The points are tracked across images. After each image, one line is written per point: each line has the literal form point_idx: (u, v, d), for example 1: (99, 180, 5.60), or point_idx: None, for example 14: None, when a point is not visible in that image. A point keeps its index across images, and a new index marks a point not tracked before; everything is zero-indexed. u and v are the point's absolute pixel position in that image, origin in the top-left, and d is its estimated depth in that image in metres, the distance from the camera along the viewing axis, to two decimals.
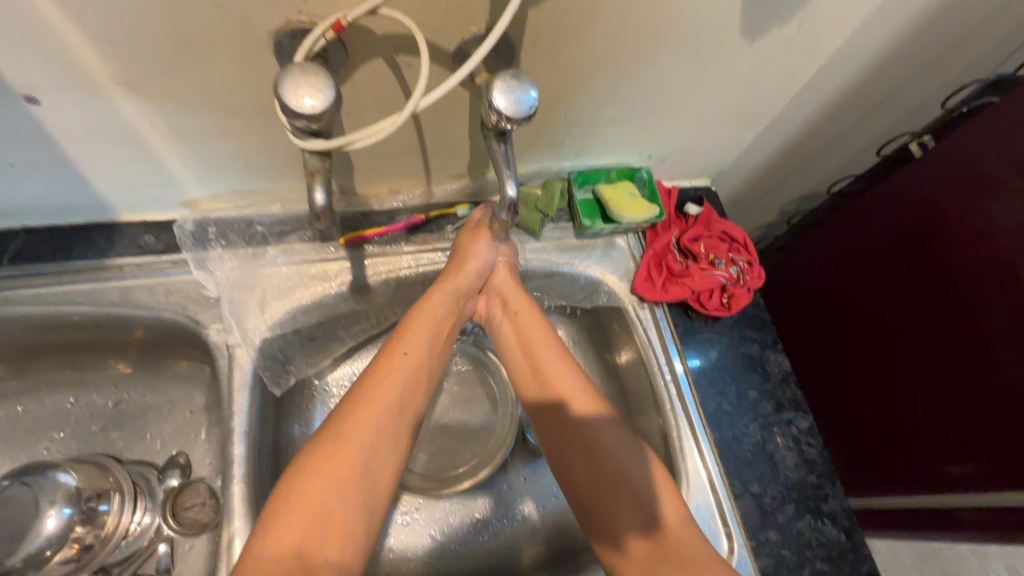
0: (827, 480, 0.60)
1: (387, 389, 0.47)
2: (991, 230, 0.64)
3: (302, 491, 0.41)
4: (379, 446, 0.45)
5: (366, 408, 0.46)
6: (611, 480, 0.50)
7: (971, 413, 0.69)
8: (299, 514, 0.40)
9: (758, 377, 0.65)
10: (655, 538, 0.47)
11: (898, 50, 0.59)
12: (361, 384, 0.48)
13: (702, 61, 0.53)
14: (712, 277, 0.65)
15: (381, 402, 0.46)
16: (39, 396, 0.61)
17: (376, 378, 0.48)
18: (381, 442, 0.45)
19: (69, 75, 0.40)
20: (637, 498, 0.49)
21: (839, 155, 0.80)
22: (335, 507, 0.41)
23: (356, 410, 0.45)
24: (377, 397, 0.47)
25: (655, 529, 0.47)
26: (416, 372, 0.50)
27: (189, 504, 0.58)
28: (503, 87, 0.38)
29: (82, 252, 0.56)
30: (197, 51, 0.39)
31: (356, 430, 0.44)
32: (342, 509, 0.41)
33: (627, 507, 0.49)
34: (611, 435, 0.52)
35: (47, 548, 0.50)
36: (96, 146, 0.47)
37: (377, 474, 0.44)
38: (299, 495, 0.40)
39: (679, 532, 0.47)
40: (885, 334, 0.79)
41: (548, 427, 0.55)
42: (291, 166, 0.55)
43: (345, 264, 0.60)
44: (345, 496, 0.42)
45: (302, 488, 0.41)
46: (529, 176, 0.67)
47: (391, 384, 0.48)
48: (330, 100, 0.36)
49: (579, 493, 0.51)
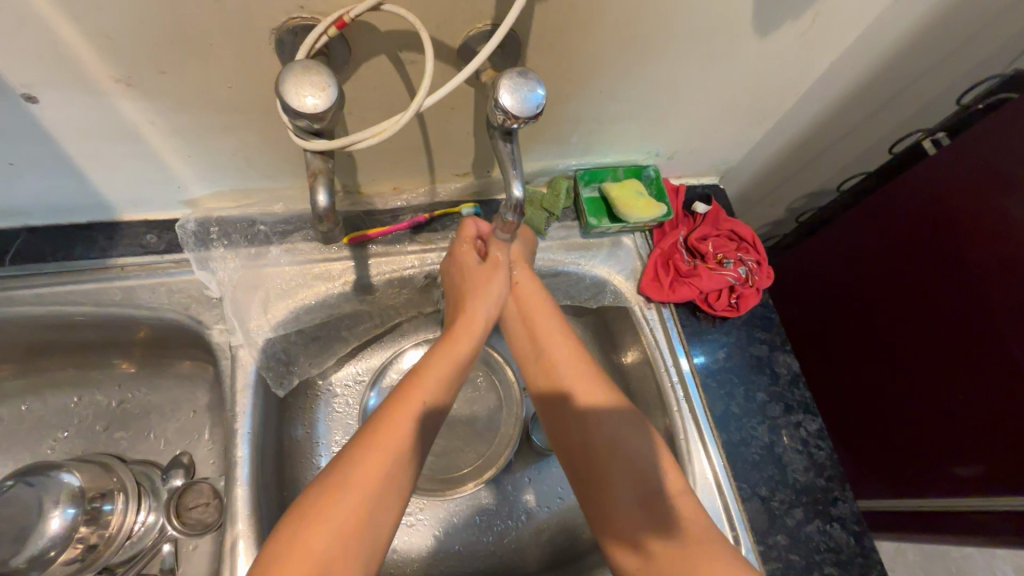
0: (837, 483, 0.59)
1: (402, 419, 0.45)
2: (1006, 230, 0.63)
3: (310, 524, 0.38)
4: (393, 480, 0.42)
5: (378, 436, 0.43)
6: (621, 468, 0.49)
7: (985, 415, 0.68)
8: (305, 550, 0.37)
9: (766, 378, 0.64)
10: (668, 534, 0.46)
11: (912, 45, 0.58)
12: (378, 415, 0.45)
13: (712, 56, 0.52)
14: (720, 277, 0.64)
15: (398, 436, 0.44)
16: (42, 396, 0.61)
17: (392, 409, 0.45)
18: (395, 472, 0.42)
19: (67, 73, 0.39)
20: (645, 498, 0.48)
21: (850, 152, 0.78)
22: (343, 539, 0.39)
23: (369, 443, 0.43)
24: (395, 431, 0.44)
25: (668, 528, 0.46)
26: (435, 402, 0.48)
27: (192, 505, 0.57)
28: (509, 85, 0.37)
29: (83, 251, 0.56)
30: (197, 47, 0.39)
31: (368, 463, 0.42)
32: (350, 540, 0.39)
33: (635, 511, 0.48)
34: (624, 438, 0.51)
35: (51, 549, 0.50)
36: (97, 145, 0.46)
37: (385, 506, 0.41)
38: (306, 531, 0.38)
39: (688, 510, 0.47)
40: (895, 333, 0.78)
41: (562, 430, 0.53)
42: (293, 165, 0.54)
43: (349, 263, 0.60)
44: (353, 529, 0.39)
45: (311, 520, 0.39)
46: (535, 174, 0.66)
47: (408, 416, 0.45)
48: (331, 99, 0.35)
49: (588, 487, 0.50)
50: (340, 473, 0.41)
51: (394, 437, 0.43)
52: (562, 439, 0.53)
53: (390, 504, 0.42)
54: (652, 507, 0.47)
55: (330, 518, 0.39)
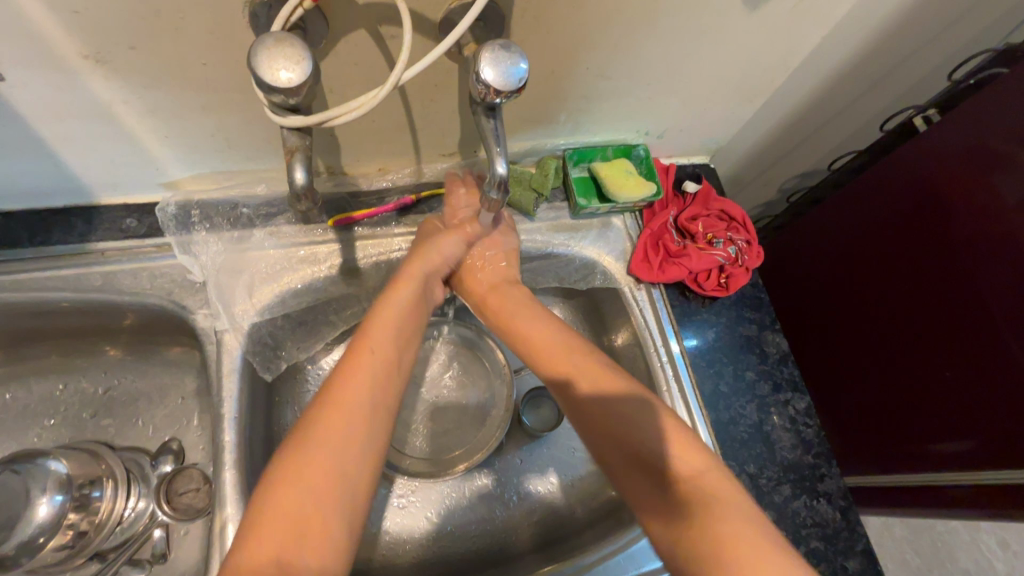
0: (824, 459, 0.60)
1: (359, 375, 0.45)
2: (995, 207, 0.63)
3: (287, 470, 0.39)
4: (358, 430, 0.43)
5: (342, 375, 0.45)
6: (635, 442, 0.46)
7: (972, 393, 0.69)
8: (277, 509, 0.38)
9: (755, 357, 0.64)
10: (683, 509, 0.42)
11: (904, 19, 0.57)
12: (338, 371, 0.46)
13: (699, 30, 0.51)
14: (710, 257, 0.63)
15: (358, 396, 0.44)
16: (27, 384, 0.60)
17: (344, 363, 0.46)
18: (357, 421, 0.43)
19: (34, 51, 0.38)
20: (651, 470, 0.45)
21: (842, 131, 0.78)
22: (326, 483, 0.39)
23: (327, 408, 0.43)
24: (350, 380, 0.44)
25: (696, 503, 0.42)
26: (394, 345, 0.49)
27: (182, 490, 0.57)
28: (490, 58, 0.36)
29: (62, 237, 0.55)
30: (164, 21, 0.37)
31: (330, 424, 0.42)
32: (324, 502, 0.39)
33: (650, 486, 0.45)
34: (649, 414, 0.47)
35: (40, 535, 0.49)
36: (67, 126, 0.45)
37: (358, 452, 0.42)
38: (277, 494, 0.38)
39: (708, 481, 0.43)
40: (881, 315, 0.78)
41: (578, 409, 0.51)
42: (274, 145, 0.53)
43: (335, 246, 0.59)
44: (327, 487, 0.39)
45: (282, 475, 0.39)
46: (522, 154, 0.66)
47: (364, 365, 0.46)
48: (307, 73, 0.34)
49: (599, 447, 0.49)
50: (313, 428, 0.41)
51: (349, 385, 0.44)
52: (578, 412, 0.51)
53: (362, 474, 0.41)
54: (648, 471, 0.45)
55: (307, 469, 0.39)
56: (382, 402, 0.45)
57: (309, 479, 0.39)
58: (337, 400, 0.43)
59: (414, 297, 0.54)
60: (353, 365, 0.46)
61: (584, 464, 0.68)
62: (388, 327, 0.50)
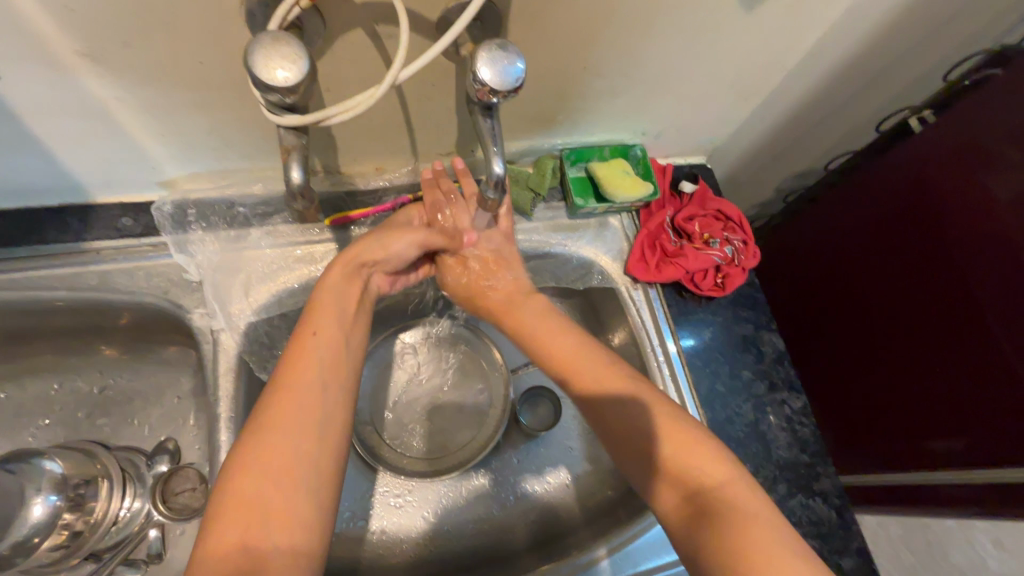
0: (820, 458, 0.60)
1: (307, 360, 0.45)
2: (989, 207, 0.63)
3: (244, 463, 0.39)
4: (310, 415, 0.42)
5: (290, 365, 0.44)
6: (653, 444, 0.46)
7: (967, 392, 0.69)
8: (242, 500, 0.37)
9: (751, 357, 0.64)
10: (698, 515, 0.42)
11: (899, 21, 0.57)
12: (288, 357, 0.45)
13: (696, 31, 0.51)
14: (706, 257, 0.64)
15: (307, 380, 0.43)
16: (22, 383, 0.60)
17: (291, 354, 0.45)
18: (309, 406, 0.42)
19: (28, 49, 0.37)
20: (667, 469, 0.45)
21: (837, 132, 0.78)
22: (285, 471, 0.39)
23: (278, 397, 0.42)
24: (299, 370, 0.44)
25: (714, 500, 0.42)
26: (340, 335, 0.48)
27: (178, 490, 0.57)
28: (487, 57, 0.36)
29: (57, 236, 0.54)
30: (159, 19, 0.37)
31: (281, 410, 0.41)
32: (286, 489, 0.39)
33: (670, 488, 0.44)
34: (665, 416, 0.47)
35: (34, 535, 0.50)
36: (62, 125, 0.45)
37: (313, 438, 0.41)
38: (237, 484, 0.38)
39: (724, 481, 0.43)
40: (876, 315, 0.79)
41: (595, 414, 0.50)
42: (270, 145, 0.53)
43: (331, 245, 0.59)
44: (286, 475, 0.39)
45: (241, 466, 0.39)
46: (520, 154, 0.66)
47: (309, 353, 0.45)
48: (303, 72, 0.34)
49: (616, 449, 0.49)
50: (268, 419, 0.41)
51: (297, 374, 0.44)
52: (598, 418, 0.50)
53: (321, 462, 0.41)
54: (661, 476, 0.45)
55: (263, 459, 0.39)
56: (332, 385, 0.45)
57: (268, 468, 0.39)
58: (288, 386, 0.43)
59: (353, 275, 0.52)
60: (299, 355, 0.45)
61: (581, 463, 0.68)
62: (330, 309, 0.48)
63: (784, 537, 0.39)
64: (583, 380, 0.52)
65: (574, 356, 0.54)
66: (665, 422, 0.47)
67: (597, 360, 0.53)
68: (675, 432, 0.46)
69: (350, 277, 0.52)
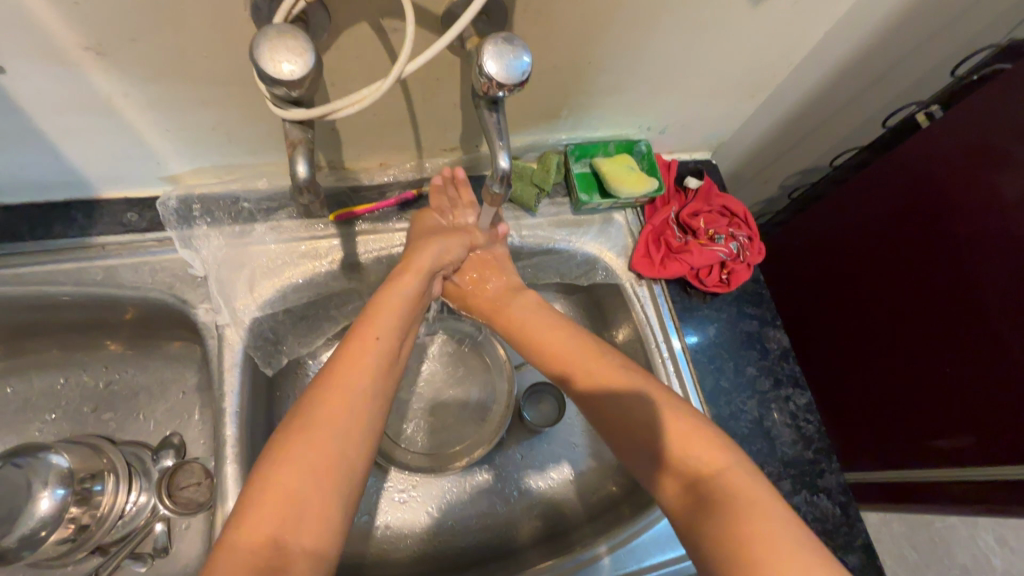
0: (825, 455, 0.60)
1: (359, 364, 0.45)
2: (997, 204, 0.63)
3: (285, 455, 0.39)
4: (357, 417, 0.42)
5: (349, 362, 0.45)
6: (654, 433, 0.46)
7: (973, 389, 0.68)
8: (280, 491, 0.37)
9: (756, 353, 0.64)
10: (700, 506, 0.41)
11: (907, 15, 0.56)
12: (338, 359, 0.45)
13: (702, 25, 0.50)
14: (711, 253, 0.63)
15: (359, 385, 0.44)
16: (28, 378, 0.60)
17: (350, 352, 0.46)
18: (358, 410, 0.43)
19: (35, 43, 0.37)
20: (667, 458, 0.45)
21: (844, 128, 0.78)
22: (325, 468, 0.39)
23: (328, 393, 0.42)
24: (356, 370, 0.44)
25: (711, 489, 0.41)
26: (393, 341, 0.48)
27: (182, 484, 0.58)
28: (493, 51, 0.36)
29: (62, 231, 0.54)
30: (165, 13, 0.37)
31: (328, 411, 0.41)
32: (321, 485, 0.39)
33: (670, 477, 0.44)
34: (664, 406, 0.47)
35: (42, 529, 0.50)
36: (68, 119, 0.45)
37: (354, 441, 0.41)
38: (273, 477, 0.38)
39: (721, 469, 0.42)
40: (882, 311, 0.78)
41: (595, 408, 0.50)
42: (275, 139, 0.53)
43: (336, 241, 0.59)
44: (321, 472, 0.39)
45: (279, 459, 0.39)
46: (524, 149, 0.65)
47: (369, 355, 0.46)
48: (309, 65, 0.34)
49: (616, 440, 0.48)
50: (314, 414, 0.41)
51: (353, 374, 0.44)
52: (599, 415, 0.50)
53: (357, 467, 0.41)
54: (661, 466, 0.45)
55: (302, 456, 0.39)
56: (379, 393, 0.45)
57: (308, 462, 0.39)
58: (334, 387, 0.43)
59: (416, 281, 0.53)
60: (362, 356, 0.45)
61: (584, 459, 0.68)
62: (391, 312, 0.49)
63: (790, 525, 0.38)
64: (585, 375, 0.51)
65: (575, 350, 0.53)
66: (667, 413, 0.46)
67: (599, 353, 0.53)
68: (677, 424, 0.45)
69: (413, 286, 0.53)
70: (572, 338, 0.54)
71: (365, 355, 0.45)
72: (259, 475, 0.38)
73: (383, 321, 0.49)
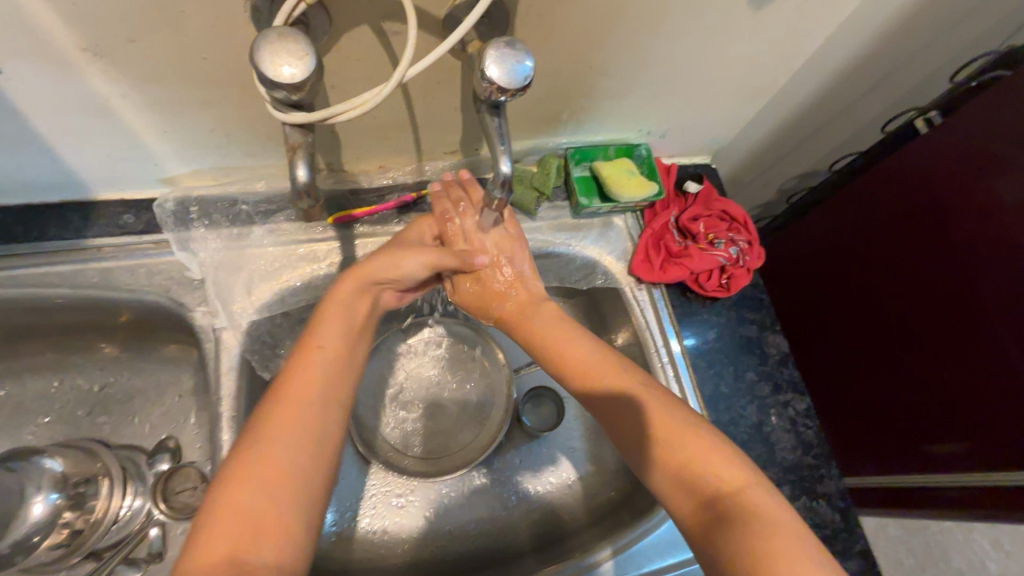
0: (824, 460, 0.60)
1: (310, 373, 0.44)
2: (995, 210, 0.63)
3: (236, 475, 0.38)
4: (307, 425, 0.42)
5: (295, 375, 0.44)
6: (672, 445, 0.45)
7: (970, 395, 0.69)
8: (231, 510, 0.37)
9: (756, 358, 0.64)
10: (711, 520, 0.41)
11: (907, 22, 0.57)
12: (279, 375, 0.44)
13: (704, 30, 0.50)
14: (711, 257, 0.63)
15: (308, 395, 0.43)
16: (22, 381, 0.60)
17: (291, 365, 0.44)
18: (308, 418, 0.42)
19: (32, 44, 0.37)
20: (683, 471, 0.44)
21: (843, 133, 0.78)
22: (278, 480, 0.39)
23: (274, 410, 0.42)
24: (303, 381, 0.43)
25: (728, 503, 0.41)
26: (342, 352, 0.47)
27: (179, 489, 0.56)
28: (495, 55, 0.36)
29: (58, 232, 0.54)
30: (165, 14, 0.36)
31: (279, 425, 0.41)
32: (278, 496, 0.38)
33: (686, 489, 0.44)
34: (681, 421, 0.46)
35: (34, 535, 0.50)
36: (64, 120, 0.45)
37: (310, 453, 0.41)
38: (228, 497, 0.37)
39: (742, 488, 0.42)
40: (881, 315, 0.78)
41: (610, 413, 0.50)
42: (274, 141, 0.52)
43: (334, 244, 0.59)
44: (276, 482, 0.39)
45: (231, 476, 0.38)
46: (525, 153, 0.65)
47: (312, 366, 0.44)
48: (310, 69, 0.33)
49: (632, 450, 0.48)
50: (263, 429, 0.41)
51: (305, 386, 0.43)
52: (609, 421, 0.50)
53: (315, 476, 0.41)
54: (672, 477, 0.45)
55: (256, 472, 0.38)
56: (330, 399, 0.44)
57: (261, 475, 0.38)
58: (279, 402, 0.42)
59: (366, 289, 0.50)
60: (306, 369, 0.44)
61: (583, 463, 0.68)
62: (337, 318, 0.48)
63: (799, 541, 0.38)
64: (591, 379, 0.52)
65: (578, 357, 0.53)
66: (669, 425, 0.46)
67: (603, 359, 0.53)
68: (685, 435, 0.45)
69: (361, 294, 0.50)
70: (576, 344, 0.55)
71: (308, 367, 0.44)
72: (211, 498, 0.37)
73: (333, 330, 0.47)
